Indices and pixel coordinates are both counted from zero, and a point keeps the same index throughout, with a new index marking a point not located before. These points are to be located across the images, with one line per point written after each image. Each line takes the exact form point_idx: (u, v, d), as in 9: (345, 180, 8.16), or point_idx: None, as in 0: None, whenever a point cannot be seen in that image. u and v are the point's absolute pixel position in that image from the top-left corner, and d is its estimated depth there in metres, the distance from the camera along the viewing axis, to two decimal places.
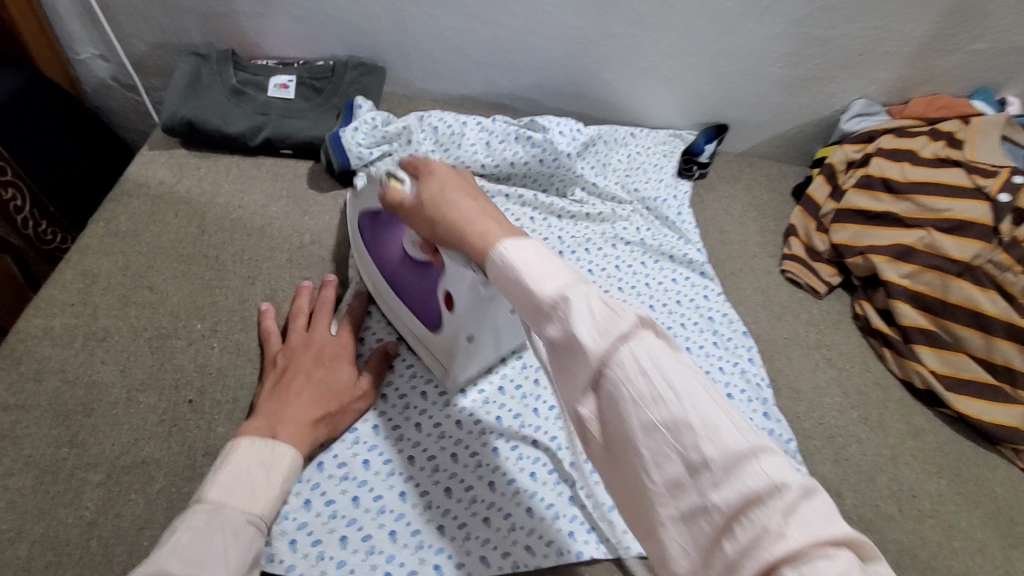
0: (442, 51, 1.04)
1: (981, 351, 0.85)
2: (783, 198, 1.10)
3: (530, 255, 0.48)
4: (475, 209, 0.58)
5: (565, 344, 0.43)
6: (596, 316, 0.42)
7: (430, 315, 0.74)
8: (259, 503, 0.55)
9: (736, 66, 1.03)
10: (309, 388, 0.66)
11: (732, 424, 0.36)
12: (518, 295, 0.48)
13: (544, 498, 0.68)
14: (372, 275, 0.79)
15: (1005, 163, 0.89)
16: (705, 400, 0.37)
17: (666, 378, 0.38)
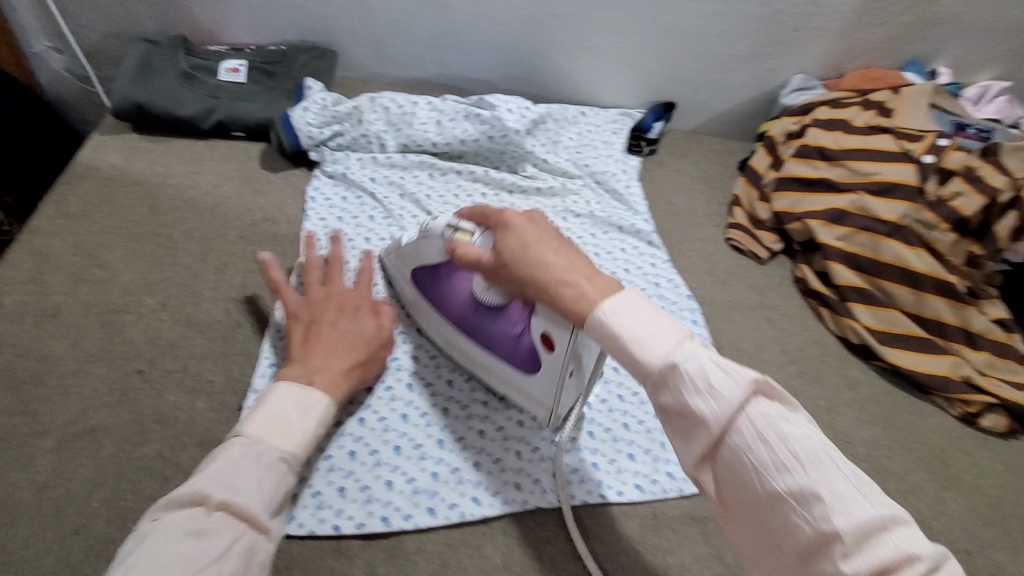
0: (394, 35, 1.07)
1: (907, 305, 0.90)
2: (729, 171, 1.15)
3: (631, 312, 0.50)
4: (562, 263, 0.56)
5: (682, 412, 0.47)
6: (712, 388, 0.46)
7: (519, 357, 0.69)
8: (286, 440, 0.57)
9: (678, 45, 1.07)
10: (337, 337, 0.68)
11: (858, 495, 0.42)
12: (624, 357, 0.50)
13: (496, 456, 0.72)
14: (444, 331, 0.76)
15: (929, 129, 0.95)
16: (831, 471, 0.43)
17: (791, 450, 0.43)
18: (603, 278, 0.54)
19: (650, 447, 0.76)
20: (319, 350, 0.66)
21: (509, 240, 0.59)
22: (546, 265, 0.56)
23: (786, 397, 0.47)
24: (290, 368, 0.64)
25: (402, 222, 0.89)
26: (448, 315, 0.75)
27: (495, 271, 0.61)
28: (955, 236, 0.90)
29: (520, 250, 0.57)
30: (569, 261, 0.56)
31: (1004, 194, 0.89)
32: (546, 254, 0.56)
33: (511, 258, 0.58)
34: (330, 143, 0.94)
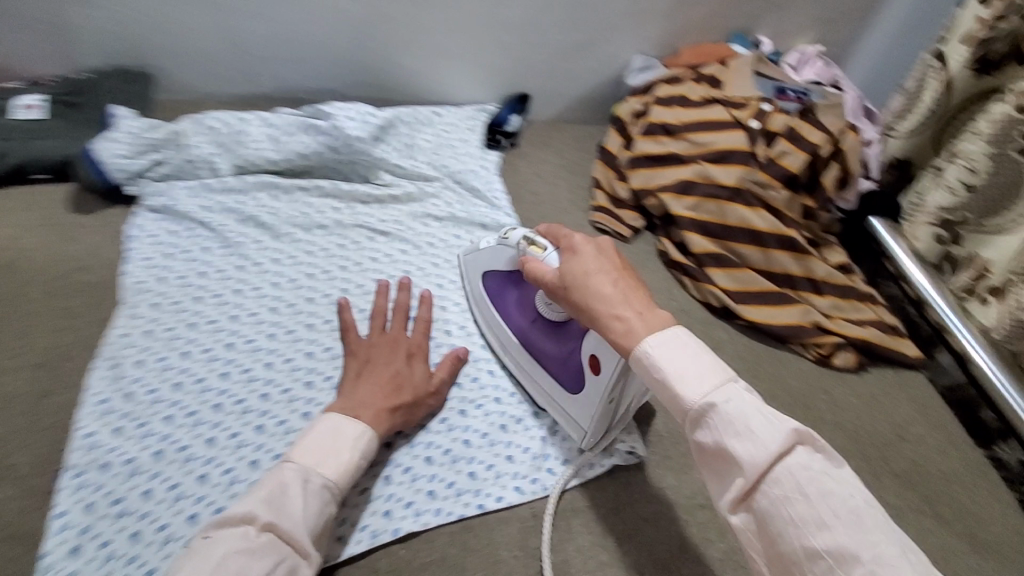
0: (216, 50, 0.99)
1: (757, 262, 0.96)
2: (590, 155, 1.17)
3: (677, 354, 0.53)
4: (613, 292, 0.60)
5: (718, 453, 0.50)
6: (748, 437, 0.48)
7: (567, 377, 0.73)
8: (332, 466, 0.57)
9: (519, 37, 1.08)
10: (387, 374, 0.69)
11: (900, 559, 0.42)
12: (664, 392, 0.53)
13: (362, 484, 0.66)
14: (503, 342, 0.81)
15: (753, 96, 1.03)
16: (873, 533, 0.44)
17: (829, 506, 0.45)
18: (654, 315, 0.57)
19: (529, 445, 0.74)
20: (365, 383, 0.68)
21: (573, 263, 0.64)
22: (604, 282, 0.61)
23: (826, 452, 0.49)
24: (342, 399, 0.65)
25: (242, 249, 0.83)
26: (508, 319, 0.80)
27: (554, 290, 0.66)
28: (788, 192, 0.98)
29: (580, 275, 0.62)
30: (618, 288, 0.60)
31: (822, 148, 0.99)
32: (607, 289, 0.60)
33: (571, 282, 0.63)
34: (149, 175, 0.85)
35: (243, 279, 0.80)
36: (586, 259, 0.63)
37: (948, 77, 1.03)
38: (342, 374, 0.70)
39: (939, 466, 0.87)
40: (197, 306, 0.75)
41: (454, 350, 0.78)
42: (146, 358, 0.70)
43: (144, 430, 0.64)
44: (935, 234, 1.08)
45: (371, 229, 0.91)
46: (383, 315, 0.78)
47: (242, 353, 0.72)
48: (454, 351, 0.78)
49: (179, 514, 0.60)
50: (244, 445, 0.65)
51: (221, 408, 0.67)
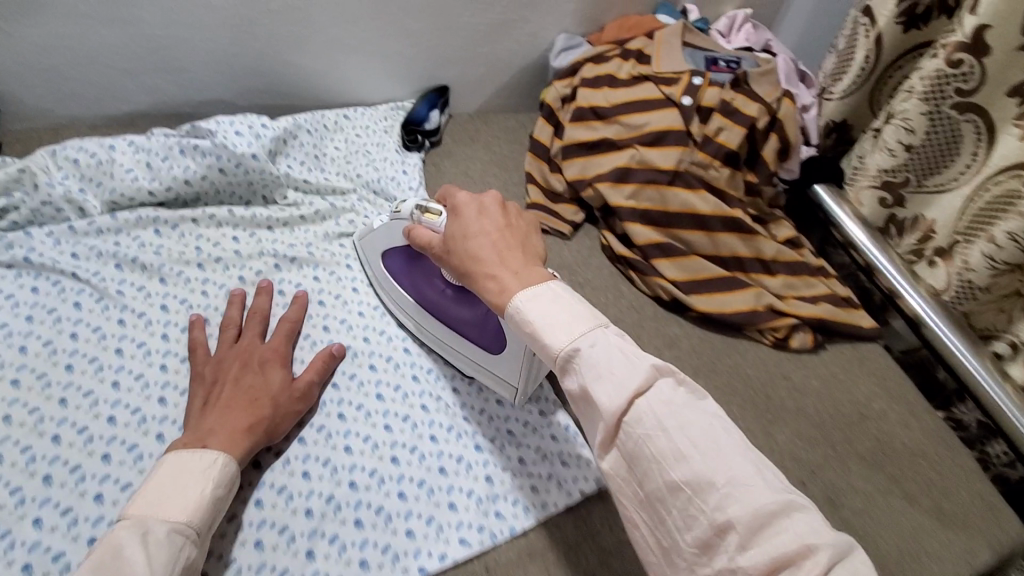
0: (73, 66, 0.84)
1: (703, 249, 0.90)
2: (522, 146, 1.08)
3: (548, 305, 0.55)
4: (491, 253, 0.60)
5: (583, 396, 0.51)
6: (607, 383, 0.49)
7: (490, 338, 0.73)
8: (176, 507, 0.51)
9: (426, 24, 0.97)
10: (239, 392, 0.63)
11: (755, 487, 0.45)
12: (536, 343, 0.54)
13: (280, 568, 0.58)
14: (411, 319, 0.79)
15: (684, 69, 0.94)
16: (730, 463, 0.46)
17: (687, 438, 0.47)
18: (529, 274, 0.58)
19: (474, 488, 0.67)
20: (214, 411, 0.61)
21: (455, 229, 0.64)
22: (488, 242, 0.61)
23: (686, 384, 0.51)
24: (191, 431, 0.59)
25: (123, 299, 0.72)
26: (419, 297, 0.77)
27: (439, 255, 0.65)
28: (729, 170, 0.91)
29: (465, 239, 0.62)
30: (497, 249, 0.60)
31: (760, 121, 0.92)
32: (493, 251, 0.60)
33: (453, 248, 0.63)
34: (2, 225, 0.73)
35: (128, 334, 0.69)
36: (472, 219, 0.63)
37: (878, 32, 0.98)
38: (188, 402, 0.63)
39: (906, 441, 0.84)
40: (68, 377, 0.65)
41: (327, 346, 0.72)
42: (5, 451, 0.59)
43: (7, 542, 0.54)
44: (879, 197, 1.04)
45: (278, 257, 0.80)
46: (237, 323, 0.71)
47: (126, 427, 0.63)
48: (327, 348, 0.71)
49: None
50: None
51: (104, 498, 0.58)
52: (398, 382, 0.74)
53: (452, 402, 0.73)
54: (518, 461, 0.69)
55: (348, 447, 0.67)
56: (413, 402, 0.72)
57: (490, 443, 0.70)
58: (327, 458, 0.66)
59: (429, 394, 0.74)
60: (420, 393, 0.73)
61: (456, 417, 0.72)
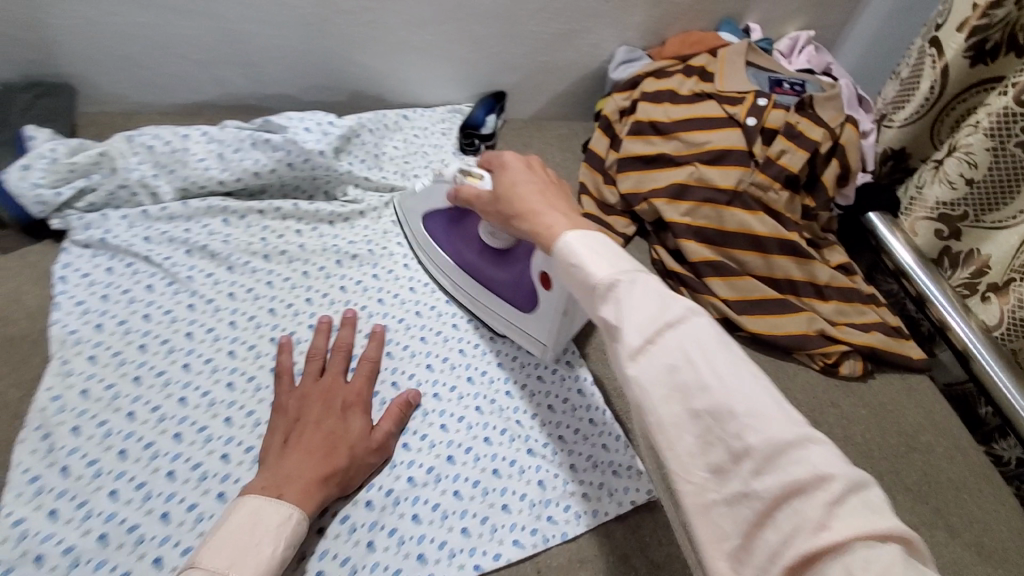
0: (149, 54, 0.86)
1: (758, 268, 0.89)
2: (575, 156, 1.08)
3: (594, 247, 0.49)
4: (537, 201, 0.59)
5: (609, 326, 0.45)
6: (638, 312, 0.43)
7: (524, 299, 0.74)
8: (250, 567, 0.48)
9: (493, 30, 0.97)
10: (319, 433, 0.61)
11: (776, 415, 0.38)
12: (574, 279, 0.49)
13: (338, 557, 0.60)
14: (450, 279, 0.81)
15: (748, 90, 0.94)
16: (749, 390, 0.39)
17: (712, 367, 0.40)
18: (578, 219, 0.55)
19: (526, 491, 0.67)
20: (292, 452, 0.58)
21: (505, 180, 0.64)
22: (527, 187, 0.61)
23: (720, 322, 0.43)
24: (267, 471, 0.57)
25: (192, 284, 0.73)
26: (456, 257, 0.79)
27: (488, 207, 0.66)
28: (788, 193, 0.90)
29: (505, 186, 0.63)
30: (544, 197, 0.59)
31: (823, 145, 0.92)
32: (533, 193, 0.60)
33: (502, 197, 0.63)
34: (78, 205, 0.74)
35: (199, 320, 0.71)
36: (512, 169, 0.64)
37: (944, 64, 0.97)
38: (267, 435, 0.61)
39: (951, 475, 0.83)
40: (142, 356, 0.66)
41: (403, 393, 0.70)
42: (83, 425, 0.61)
43: (84, 511, 0.56)
44: (935, 229, 1.03)
45: (339, 253, 0.82)
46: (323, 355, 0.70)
47: (196, 409, 0.64)
48: (404, 395, 0.69)
49: None
50: (204, 519, 0.58)
51: (175, 475, 0.60)
52: (452, 382, 0.74)
53: (506, 406, 0.74)
54: (569, 469, 0.69)
55: (406, 444, 0.68)
56: (467, 404, 0.73)
57: (542, 448, 0.71)
58: (386, 452, 0.67)
59: (482, 395, 0.74)
60: (474, 395, 0.74)
61: (510, 420, 0.72)
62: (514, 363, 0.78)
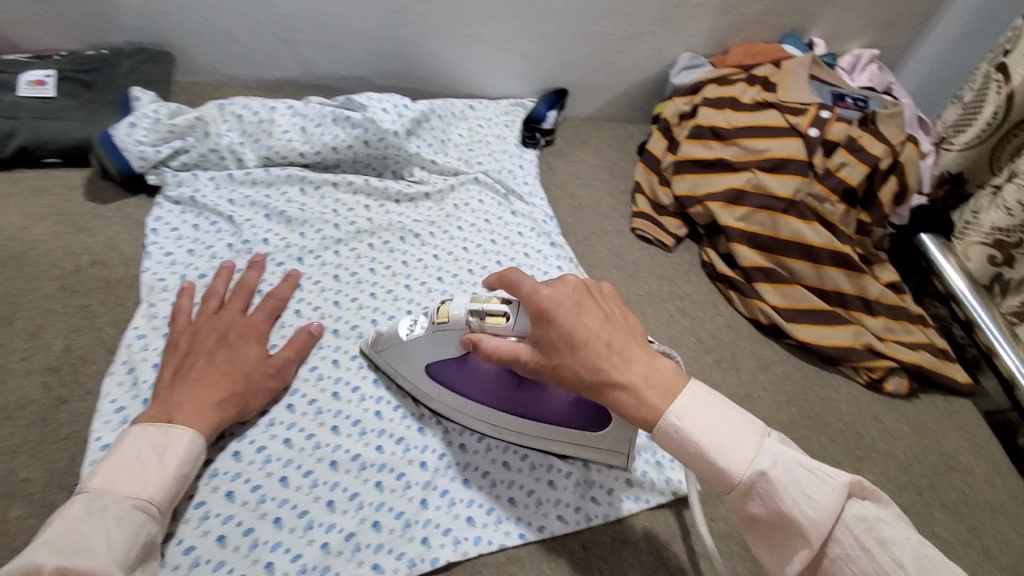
0: (242, 30, 0.91)
1: (810, 279, 0.90)
2: (630, 156, 1.10)
3: (712, 421, 0.48)
4: (611, 357, 0.51)
5: (777, 521, 0.47)
6: (805, 506, 0.45)
7: (588, 420, 0.65)
8: (138, 488, 0.49)
9: (562, 27, 1.00)
10: (214, 367, 0.60)
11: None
12: (706, 472, 0.48)
13: (392, 510, 0.62)
14: (481, 425, 0.68)
15: (811, 101, 0.95)
16: (928, 564, 0.43)
17: (889, 551, 0.43)
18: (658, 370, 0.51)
19: (572, 470, 0.69)
20: (182, 385, 0.58)
21: (558, 339, 0.52)
22: (595, 337, 0.51)
23: (867, 490, 0.47)
24: (157, 403, 0.57)
25: (268, 247, 0.78)
26: (480, 398, 0.66)
27: (539, 369, 0.54)
28: (844, 207, 0.91)
29: (569, 348, 0.51)
30: (614, 347, 0.52)
31: (883, 161, 0.92)
32: (602, 346, 0.51)
33: (565, 363, 0.52)
34: (172, 163, 0.79)
35: (235, 276, 0.74)
36: (564, 308, 0.52)
37: (1010, 90, 0.97)
38: (158, 371, 0.61)
39: (990, 497, 0.83)
40: None
41: (306, 324, 0.70)
42: None
43: None
44: (987, 254, 1.03)
45: (403, 230, 0.85)
46: (221, 296, 0.69)
47: None
48: (305, 327, 0.69)
49: (209, 533, 0.56)
50: (271, 461, 0.62)
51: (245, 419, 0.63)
52: None
53: None
54: None
55: None
56: None
57: None
58: (440, 419, 0.70)
59: None
60: None
61: None
62: None
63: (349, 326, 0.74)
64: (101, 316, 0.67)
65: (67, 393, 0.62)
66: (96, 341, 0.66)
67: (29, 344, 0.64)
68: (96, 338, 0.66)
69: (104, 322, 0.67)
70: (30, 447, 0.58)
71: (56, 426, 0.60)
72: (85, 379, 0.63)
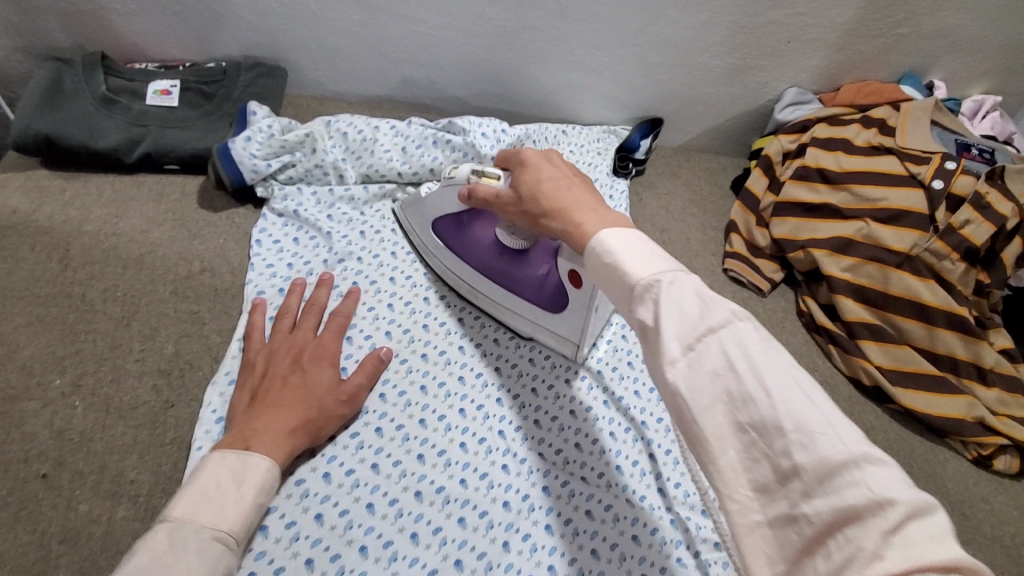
0: (350, 49, 0.93)
1: (917, 340, 0.83)
2: (723, 192, 1.07)
3: (630, 245, 0.43)
4: (564, 193, 0.52)
5: (647, 334, 0.39)
6: (682, 313, 0.38)
7: (548, 298, 0.72)
8: (218, 519, 0.48)
9: (665, 58, 0.97)
10: (289, 392, 0.60)
11: (831, 427, 0.33)
12: (611, 286, 0.44)
13: (475, 549, 0.61)
14: (465, 281, 0.78)
15: (933, 150, 0.89)
16: (798, 396, 0.34)
17: (758, 376, 0.35)
18: (607, 213, 0.48)
19: (659, 526, 0.65)
20: (258, 409, 0.58)
21: (526, 175, 0.57)
22: (556, 180, 0.54)
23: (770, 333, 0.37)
24: (235, 427, 0.56)
25: (362, 265, 0.79)
26: (472, 262, 0.76)
27: (505, 205, 0.61)
28: (965, 266, 0.84)
29: (532, 186, 0.55)
30: (575, 193, 0.52)
31: (1011, 222, 0.84)
32: (558, 187, 0.53)
33: (525, 196, 0.56)
34: (280, 176, 0.82)
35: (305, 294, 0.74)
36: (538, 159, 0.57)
37: None
38: (235, 392, 0.61)
39: None
40: None
41: (377, 349, 0.70)
42: None
43: None
44: None
45: None
46: (293, 314, 0.69)
47: None
48: (376, 353, 0.69)
49: (300, 555, 0.57)
50: (359, 485, 0.62)
51: (337, 439, 0.64)
52: (588, 403, 0.74)
53: (639, 436, 0.72)
54: (702, 514, 0.67)
55: (541, 453, 0.69)
56: (603, 426, 0.72)
57: (674, 489, 0.68)
58: (523, 457, 0.68)
59: (619, 424, 0.73)
60: (609, 419, 0.73)
61: (642, 453, 0.71)
62: (651, 394, 0.76)
63: (437, 351, 0.75)
64: (210, 323, 0.70)
65: (174, 398, 0.64)
66: (204, 348, 0.68)
67: (144, 346, 0.67)
68: (204, 346, 0.68)
69: (212, 330, 0.70)
70: (139, 449, 0.60)
71: (162, 429, 0.62)
72: (192, 385, 0.65)
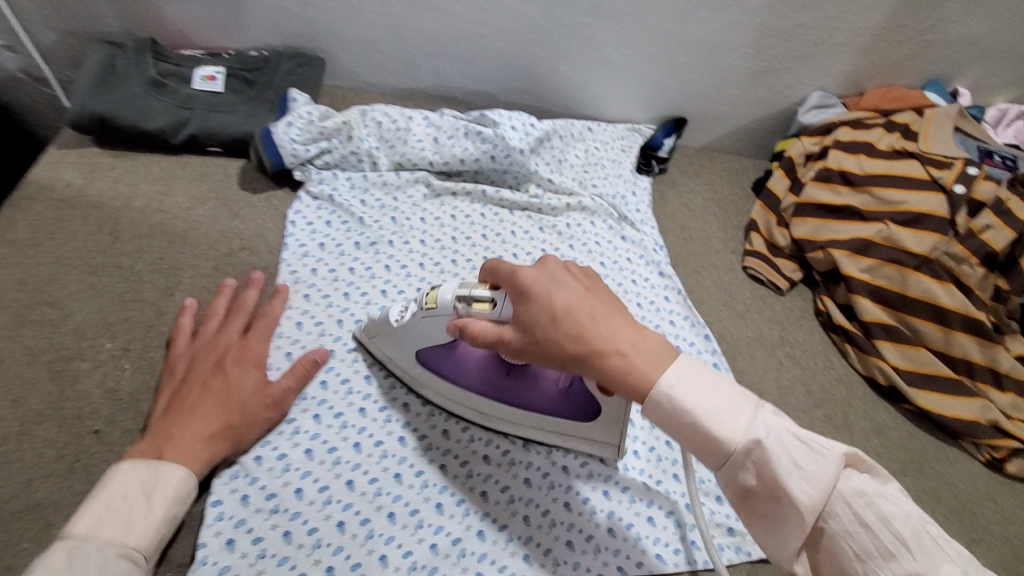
0: (386, 42, 0.96)
1: (934, 343, 0.84)
2: (744, 193, 1.08)
3: (710, 401, 0.46)
4: (596, 329, 0.49)
5: (769, 492, 0.45)
6: (798, 466, 0.44)
7: (571, 403, 0.66)
8: (123, 535, 0.49)
9: (693, 59, 0.99)
10: (209, 398, 0.60)
11: (948, 552, 0.40)
12: (703, 449, 0.46)
13: (495, 521, 0.63)
14: (465, 405, 0.69)
15: (956, 156, 0.90)
16: (918, 533, 0.41)
17: (885, 520, 0.42)
18: (648, 343, 0.48)
19: (674, 510, 0.67)
20: (179, 416, 0.58)
21: (538, 315, 0.51)
22: (577, 313, 0.50)
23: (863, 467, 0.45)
24: (150, 435, 0.57)
25: (393, 248, 0.82)
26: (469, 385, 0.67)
27: (516, 349, 0.54)
28: (985, 270, 0.85)
29: (554, 327, 0.50)
30: (604, 323, 0.50)
31: None
32: (585, 321, 0.50)
33: (549, 340, 0.51)
34: (316, 162, 0.85)
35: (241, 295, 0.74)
36: (542, 292, 0.52)
37: None
38: (156, 400, 0.62)
39: None
40: (346, 303, 0.75)
41: (312, 350, 0.68)
42: (295, 351, 0.70)
43: (293, 427, 0.64)
44: None
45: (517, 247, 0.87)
46: (220, 317, 0.69)
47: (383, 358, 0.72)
48: (311, 354, 0.67)
49: (331, 518, 0.60)
50: (387, 456, 0.65)
51: (366, 413, 0.68)
52: None
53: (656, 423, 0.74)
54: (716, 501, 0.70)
55: None
56: None
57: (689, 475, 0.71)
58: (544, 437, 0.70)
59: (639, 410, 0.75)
60: None
61: (660, 440, 0.73)
62: None
63: None
64: None
65: None
66: None
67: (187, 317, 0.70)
68: None
69: None
70: None
71: None
72: None
